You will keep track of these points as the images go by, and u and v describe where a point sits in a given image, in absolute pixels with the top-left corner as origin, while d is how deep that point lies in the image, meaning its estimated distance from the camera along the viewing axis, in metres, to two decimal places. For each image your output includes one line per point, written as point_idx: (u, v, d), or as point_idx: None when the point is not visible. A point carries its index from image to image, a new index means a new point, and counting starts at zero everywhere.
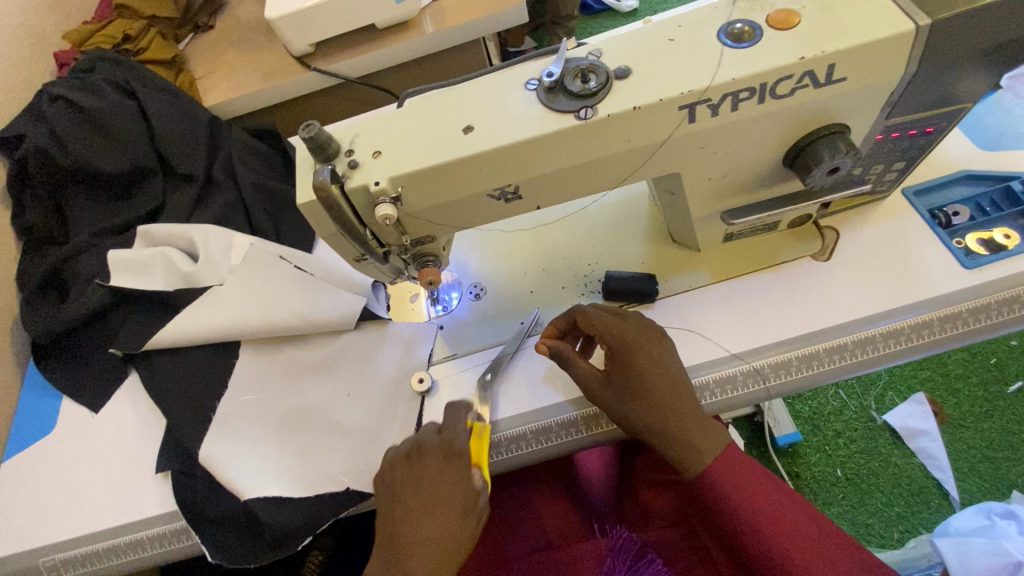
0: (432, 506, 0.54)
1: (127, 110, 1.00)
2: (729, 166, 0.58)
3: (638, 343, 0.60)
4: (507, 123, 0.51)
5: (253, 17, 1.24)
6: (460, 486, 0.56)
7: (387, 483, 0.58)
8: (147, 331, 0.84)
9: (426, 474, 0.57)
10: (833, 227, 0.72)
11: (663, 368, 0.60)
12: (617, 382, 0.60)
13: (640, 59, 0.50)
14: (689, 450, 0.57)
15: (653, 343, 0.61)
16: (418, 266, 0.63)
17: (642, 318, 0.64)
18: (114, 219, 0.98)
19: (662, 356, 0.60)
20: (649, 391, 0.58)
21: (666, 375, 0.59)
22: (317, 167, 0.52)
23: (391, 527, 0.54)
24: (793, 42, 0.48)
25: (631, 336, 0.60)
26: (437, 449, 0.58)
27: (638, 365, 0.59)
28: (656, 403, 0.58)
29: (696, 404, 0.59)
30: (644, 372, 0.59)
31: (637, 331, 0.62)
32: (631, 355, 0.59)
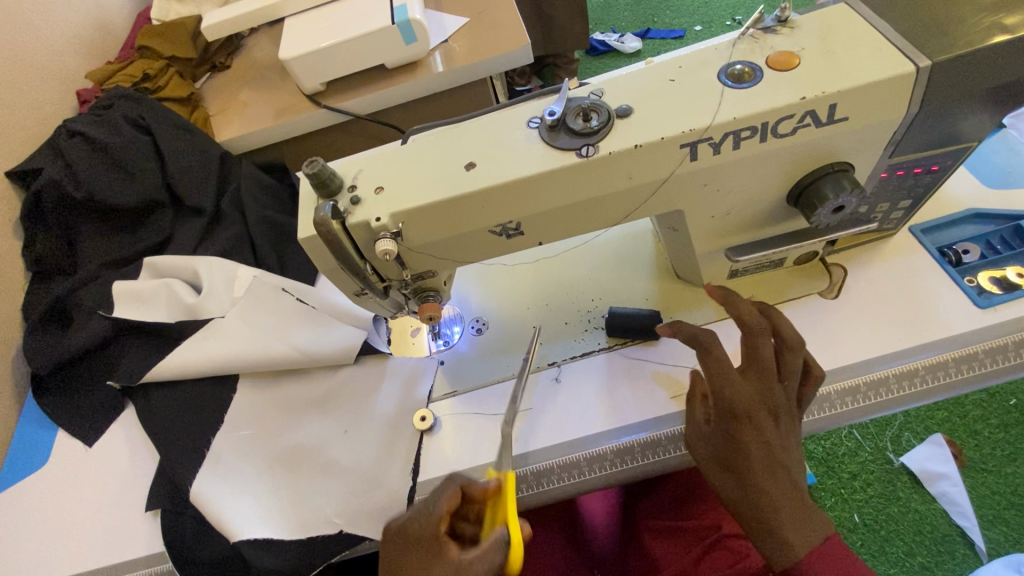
0: None
1: (140, 146, 1.02)
2: (732, 204, 0.57)
3: (749, 415, 0.52)
4: (509, 160, 0.51)
5: (268, 57, 1.29)
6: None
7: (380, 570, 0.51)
8: (146, 363, 0.83)
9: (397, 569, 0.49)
10: (841, 264, 0.71)
11: (769, 451, 0.52)
12: (717, 445, 0.54)
13: (642, 98, 0.51)
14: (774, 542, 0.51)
15: (768, 420, 0.52)
16: (419, 300, 0.62)
17: (775, 380, 0.53)
18: (123, 250, 1.00)
19: (772, 438, 0.52)
20: (743, 470, 0.51)
21: (769, 460, 0.51)
22: (319, 202, 0.53)
23: None
24: (794, 83, 0.48)
25: (747, 407, 0.51)
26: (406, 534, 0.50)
27: (743, 442, 0.51)
28: (746, 484, 0.51)
29: (797, 498, 0.51)
30: (744, 449, 0.51)
31: (756, 400, 0.52)
32: (736, 426, 0.52)
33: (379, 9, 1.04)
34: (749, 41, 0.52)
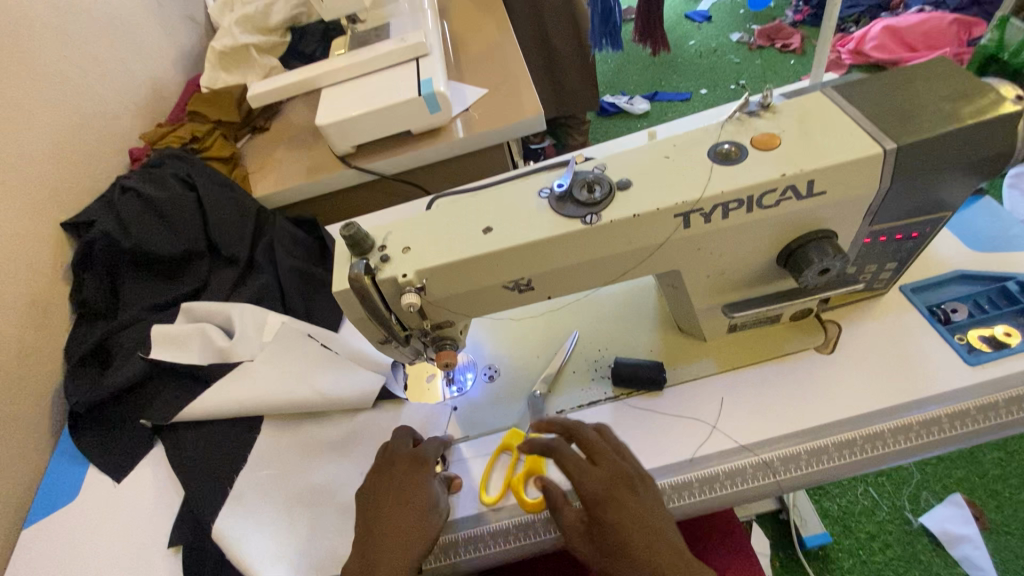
0: (398, 494, 0.64)
1: (186, 202, 1.11)
2: (725, 265, 0.63)
3: (611, 496, 0.57)
4: (522, 225, 0.57)
5: (304, 121, 1.41)
6: (425, 484, 0.66)
7: (368, 486, 0.66)
8: (179, 403, 0.88)
9: (398, 478, 0.66)
10: (835, 321, 0.75)
11: (641, 520, 0.56)
12: (595, 538, 0.57)
13: (640, 173, 0.57)
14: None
15: (631, 492, 0.58)
16: (436, 348, 0.67)
17: (619, 460, 0.61)
18: (162, 295, 1.07)
19: (639, 507, 0.57)
20: (627, 549, 0.55)
21: (643, 529, 0.56)
22: (353, 260, 0.59)
23: (366, 519, 0.63)
24: (775, 161, 0.55)
25: (604, 491, 0.57)
26: (406, 455, 0.69)
27: (610, 522, 0.56)
28: (636, 561, 0.54)
29: (682, 556, 0.55)
30: (619, 529, 0.56)
31: (610, 482, 0.58)
32: (604, 512, 0.56)
33: (408, 82, 1.16)
34: (737, 123, 0.59)
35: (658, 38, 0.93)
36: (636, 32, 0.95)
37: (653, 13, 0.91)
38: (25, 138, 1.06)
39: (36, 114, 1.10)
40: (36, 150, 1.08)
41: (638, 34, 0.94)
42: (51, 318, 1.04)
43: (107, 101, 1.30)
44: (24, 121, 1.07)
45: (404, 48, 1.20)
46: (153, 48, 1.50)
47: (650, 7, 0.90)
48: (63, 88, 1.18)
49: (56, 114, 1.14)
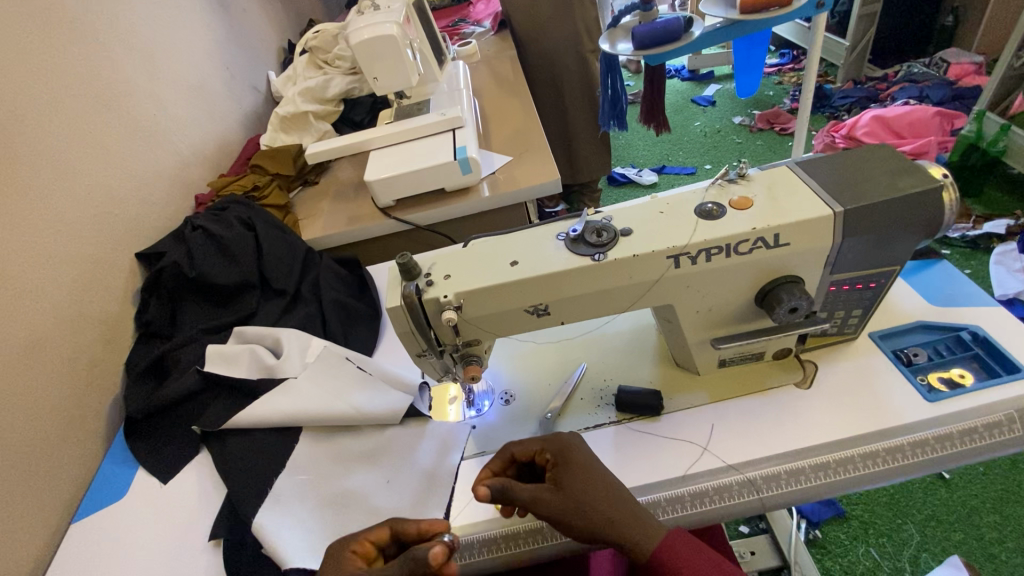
0: None
1: (245, 240, 1.26)
2: (712, 303, 0.75)
3: (565, 450, 0.70)
4: (543, 260, 0.70)
5: (349, 177, 1.61)
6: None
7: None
8: (226, 413, 0.98)
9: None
10: (812, 360, 0.85)
11: (587, 467, 0.68)
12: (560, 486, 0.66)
13: (639, 224, 0.71)
14: (635, 536, 0.63)
15: (573, 445, 0.70)
16: (464, 364, 0.78)
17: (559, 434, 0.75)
18: (216, 320, 1.20)
19: (588, 456, 0.70)
20: (583, 483, 0.66)
21: (593, 472, 0.67)
22: (404, 284, 0.72)
23: None
24: (748, 218, 0.68)
25: (560, 447, 0.71)
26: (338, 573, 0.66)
27: (568, 468, 0.68)
28: (592, 491, 0.65)
29: (621, 488, 0.67)
30: (577, 470, 0.67)
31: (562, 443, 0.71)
32: (562, 461, 0.69)
33: (445, 149, 1.35)
34: (718, 188, 0.73)
35: (659, 119, 1.11)
36: (643, 114, 1.12)
37: (654, 99, 1.09)
38: (116, 181, 1.24)
39: (127, 161, 1.29)
40: (123, 192, 1.26)
41: (644, 115, 1.12)
42: (117, 335, 1.17)
43: (182, 154, 1.50)
44: (117, 168, 1.25)
45: (443, 121, 1.40)
46: (223, 111, 1.74)
47: (652, 95, 1.08)
48: (149, 142, 1.38)
49: (141, 162, 1.33)
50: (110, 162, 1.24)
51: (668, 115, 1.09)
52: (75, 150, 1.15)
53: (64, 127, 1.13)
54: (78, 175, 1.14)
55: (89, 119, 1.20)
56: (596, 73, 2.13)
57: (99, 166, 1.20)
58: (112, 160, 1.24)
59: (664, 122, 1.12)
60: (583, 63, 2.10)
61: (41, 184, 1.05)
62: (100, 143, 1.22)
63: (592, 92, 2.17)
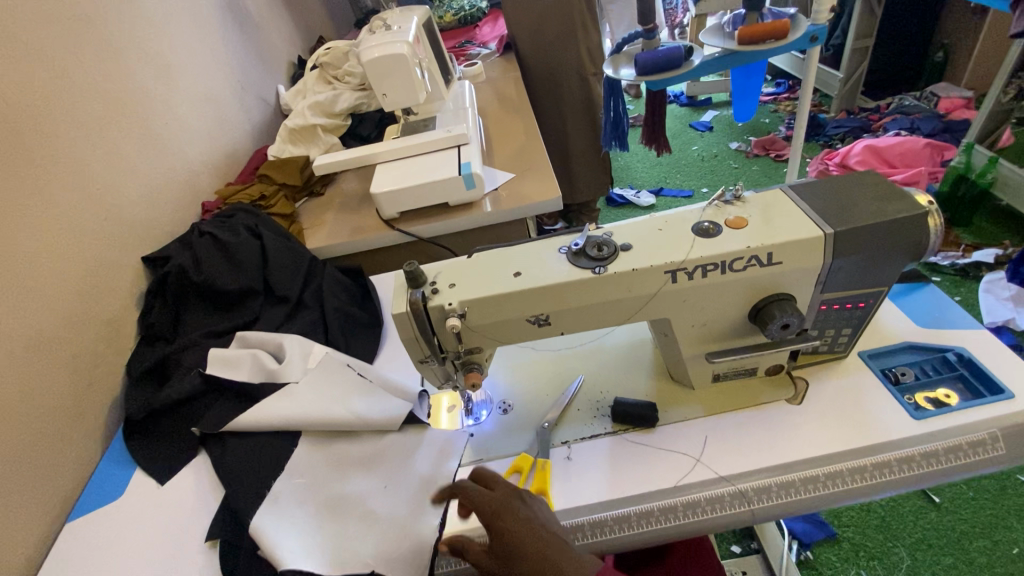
0: None
1: (250, 246, 1.28)
2: (707, 318, 0.78)
3: (502, 507, 0.69)
4: (545, 272, 0.73)
5: (354, 190, 1.64)
6: None
7: None
8: (228, 416, 0.99)
9: None
10: (803, 377, 0.88)
11: (518, 527, 0.67)
12: (496, 548, 0.66)
13: (638, 240, 0.74)
14: None
15: (506, 507, 0.68)
16: (465, 371, 0.80)
17: (493, 482, 0.73)
18: (219, 324, 1.21)
19: (522, 514, 0.68)
20: (518, 546, 0.65)
21: (527, 531, 0.66)
22: (409, 291, 0.74)
23: None
24: (742, 237, 0.71)
25: (495, 505, 0.69)
26: None
27: (503, 527, 0.67)
28: (525, 552, 0.64)
29: (556, 543, 0.65)
30: (511, 531, 0.66)
31: (496, 499, 0.70)
32: (497, 521, 0.67)
33: (450, 164, 1.39)
34: (715, 208, 0.76)
35: (660, 141, 1.15)
36: (645, 136, 1.17)
37: (655, 122, 1.13)
38: (126, 187, 1.27)
39: (137, 168, 1.32)
40: (132, 197, 1.29)
41: (646, 137, 1.16)
42: (120, 336, 1.18)
43: (191, 162, 1.53)
44: (127, 174, 1.28)
45: (449, 137, 1.44)
46: (233, 122, 1.78)
47: (653, 118, 1.13)
48: (160, 150, 1.41)
49: (151, 169, 1.37)
50: (121, 169, 1.26)
51: (669, 137, 1.14)
52: (89, 156, 1.18)
53: (78, 133, 1.16)
54: (90, 179, 1.17)
55: (102, 126, 1.24)
56: (597, 95, 2.19)
57: (110, 172, 1.23)
58: (122, 166, 1.27)
59: (666, 144, 1.16)
60: (584, 86, 2.16)
61: (53, 187, 1.08)
62: (112, 149, 1.25)
63: (593, 114, 2.23)
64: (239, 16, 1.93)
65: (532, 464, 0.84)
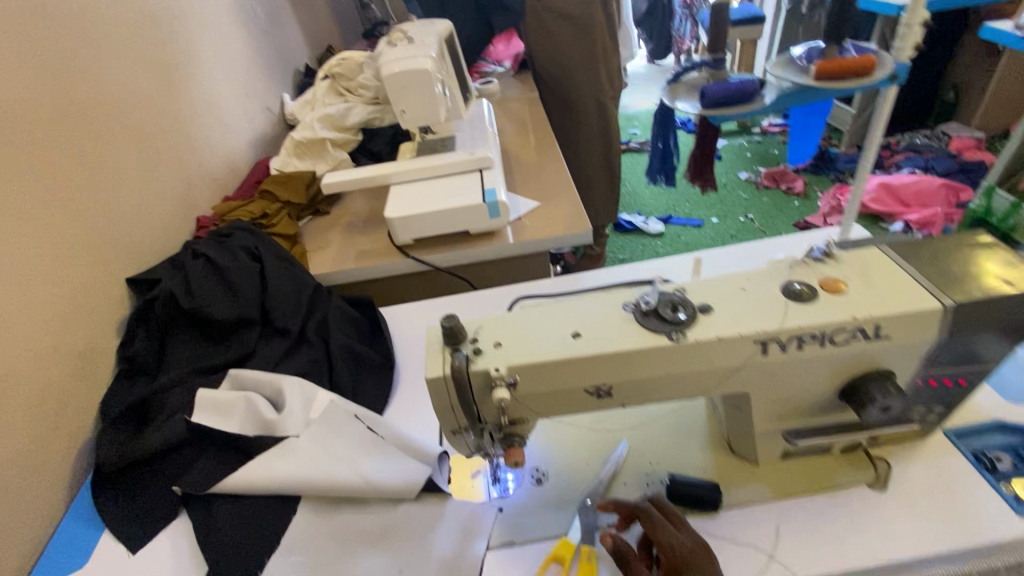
0: None
1: (250, 272, 1.16)
2: (790, 393, 0.67)
3: (692, 558, 0.63)
4: (610, 336, 0.61)
5: (363, 210, 1.53)
6: None
7: None
8: (215, 473, 0.85)
9: None
10: (885, 458, 0.77)
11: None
12: None
13: (719, 301, 0.63)
14: None
15: (694, 558, 0.63)
16: (505, 445, 0.67)
17: (680, 526, 0.68)
18: (210, 360, 1.07)
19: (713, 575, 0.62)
20: None
21: None
22: (447, 350, 0.63)
23: None
24: (843, 304, 0.61)
25: (685, 552, 0.64)
26: None
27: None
28: None
29: None
30: None
31: (688, 547, 0.64)
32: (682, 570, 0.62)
33: (473, 190, 1.28)
34: (803, 266, 0.66)
35: (708, 178, 1.04)
36: (690, 172, 1.04)
37: (706, 158, 1.01)
38: (116, 199, 1.14)
39: (129, 179, 1.19)
40: (122, 211, 1.16)
41: (691, 174, 1.04)
42: (96, 369, 1.03)
43: (188, 174, 1.41)
44: (118, 186, 1.16)
45: (471, 160, 1.33)
46: (234, 131, 1.66)
47: (704, 152, 1.01)
48: (155, 160, 1.29)
49: (144, 179, 1.24)
50: (112, 179, 1.14)
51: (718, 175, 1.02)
52: (76, 165, 1.06)
53: (66, 140, 1.04)
54: (75, 191, 1.04)
55: (94, 132, 1.12)
56: (616, 121, 2.11)
57: (98, 183, 1.10)
58: (113, 176, 1.15)
59: (713, 183, 1.05)
60: (605, 110, 2.07)
61: (33, 199, 0.95)
62: (103, 158, 1.13)
63: (612, 140, 2.14)
64: (247, 20, 1.83)
65: (575, 553, 0.73)
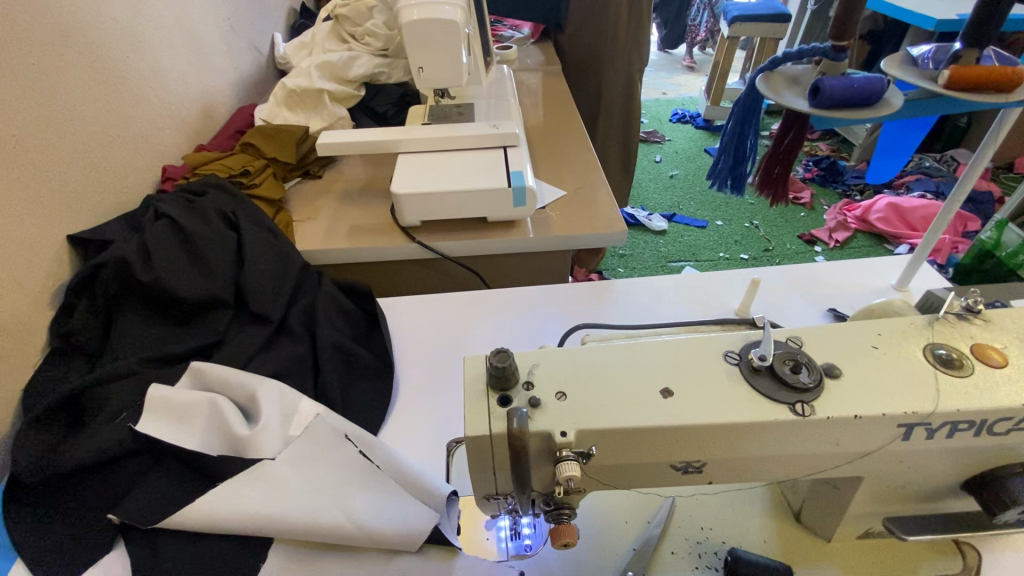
0: None
1: (225, 242, 0.97)
2: (906, 478, 0.54)
3: None
4: (712, 399, 0.47)
5: (360, 179, 1.33)
6: None
7: None
8: (168, 501, 0.67)
9: None
10: (974, 545, 0.65)
11: None
12: None
13: (848, 361, 0.50)
14: None
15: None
16: (552, 519, 0.53)
17: None
18: (168, 346, 0.88)
19: None
20: None
21: None
22: (493, 397, 0.49)
23: None
24: (1010, 386, 0.47)
25: None
26: None
27: None
28: None
29: None
30: None
31: None
32: None
33: (496, 171, 1.10)
34: (944, 324, 0.53)
35: (782, 190, 0.72)
36: (759, 178, 0.73)
37: (784, 161, 0.70)
38: (62, 136, 0.93)
39: (83, 114, 0.97)
40: (71, 152, 0.94)
41: (761, 181, 0.73)
42: (22, 347, 0.83)
43: (157, 114, 1.19)
44: (67, 120, 0.94)
45: (495, 134, 1.15)
46: (215, 70, 1.43)
47: (779, 154, 0.69)
48: (117, 93, 1.07)
49: (102, 116, 1.02)
50: (60, 111, 0.93)
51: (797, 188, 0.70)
52: (13, 88, 0.84)
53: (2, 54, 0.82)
54: (8, 121, 0.83)
55: (42, 50, 0.89)
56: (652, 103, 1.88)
57: (42, 114, 0.89)
58: (63, 108, 0.93)
59: (787, 196, 0.73)
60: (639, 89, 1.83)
61: None
62: (51, 83, 0.91)
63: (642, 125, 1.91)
64: None
65: None
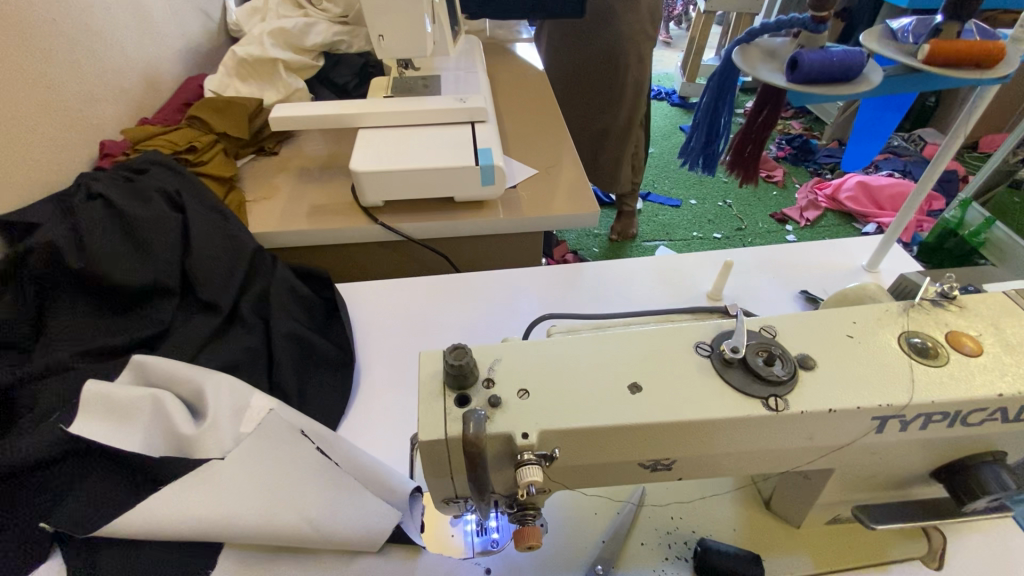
0: None
1: (168, 224, 0.90)
2: (876, 468, 0.53)
3: None
4: (683, 394, 0.45)
5: (320, 156, 1.25)
6: None
7: None
8: (103, 506, 0.59)
9: None
10: (938, 528, 0.65)
11: None
12: None
13: (823, 351, 0.48)
14: None
15: None
16: (516, 520, 0.51)
17: None
18: (107, 337, 0.82)
19: None
20: None
21: None
22: (451, 396, 0.45)
23: None
24: (985, 375, 0.46)
25: None
26: None
27: None
28: None
29: None
30: None
31: None
32: None
33: (463, 147, 1.05)
34: (920, 311, 0.51)
35: (752, 170, 0.69)
36: (731, 157, 0.70)
37: (756, 141, 0.66)
38: None
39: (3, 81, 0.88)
40: None
41: (732, 160, 0.69)
42: None
43: (94, 83, 1.09)
44: None
45: (462, 108, 1.09)
46: (158, 35, 1.32)
47: (750, 133, 0.66)
48: (45, 58, 0.97)
49: (27, 83, 0.92)
50: None
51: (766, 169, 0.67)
52: None
53: None
54: None
55: None
56: (637, 78, 1.76)
57: None
58: None
59: (756, 176, 0.70)
60: (623, 64, 1.71)
61: None
62: None
63: (624, 105, 1.80)
64: None
65: None
